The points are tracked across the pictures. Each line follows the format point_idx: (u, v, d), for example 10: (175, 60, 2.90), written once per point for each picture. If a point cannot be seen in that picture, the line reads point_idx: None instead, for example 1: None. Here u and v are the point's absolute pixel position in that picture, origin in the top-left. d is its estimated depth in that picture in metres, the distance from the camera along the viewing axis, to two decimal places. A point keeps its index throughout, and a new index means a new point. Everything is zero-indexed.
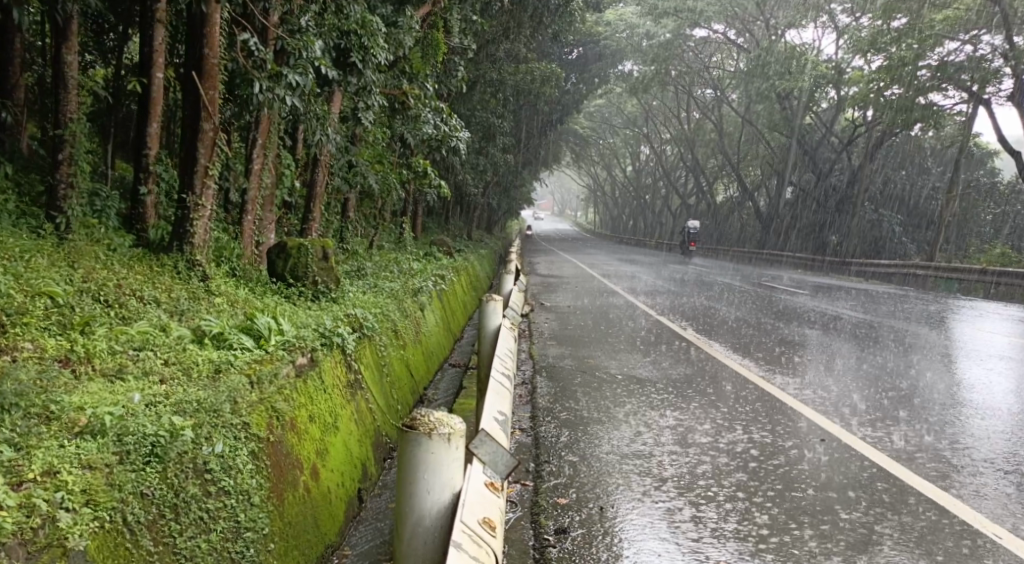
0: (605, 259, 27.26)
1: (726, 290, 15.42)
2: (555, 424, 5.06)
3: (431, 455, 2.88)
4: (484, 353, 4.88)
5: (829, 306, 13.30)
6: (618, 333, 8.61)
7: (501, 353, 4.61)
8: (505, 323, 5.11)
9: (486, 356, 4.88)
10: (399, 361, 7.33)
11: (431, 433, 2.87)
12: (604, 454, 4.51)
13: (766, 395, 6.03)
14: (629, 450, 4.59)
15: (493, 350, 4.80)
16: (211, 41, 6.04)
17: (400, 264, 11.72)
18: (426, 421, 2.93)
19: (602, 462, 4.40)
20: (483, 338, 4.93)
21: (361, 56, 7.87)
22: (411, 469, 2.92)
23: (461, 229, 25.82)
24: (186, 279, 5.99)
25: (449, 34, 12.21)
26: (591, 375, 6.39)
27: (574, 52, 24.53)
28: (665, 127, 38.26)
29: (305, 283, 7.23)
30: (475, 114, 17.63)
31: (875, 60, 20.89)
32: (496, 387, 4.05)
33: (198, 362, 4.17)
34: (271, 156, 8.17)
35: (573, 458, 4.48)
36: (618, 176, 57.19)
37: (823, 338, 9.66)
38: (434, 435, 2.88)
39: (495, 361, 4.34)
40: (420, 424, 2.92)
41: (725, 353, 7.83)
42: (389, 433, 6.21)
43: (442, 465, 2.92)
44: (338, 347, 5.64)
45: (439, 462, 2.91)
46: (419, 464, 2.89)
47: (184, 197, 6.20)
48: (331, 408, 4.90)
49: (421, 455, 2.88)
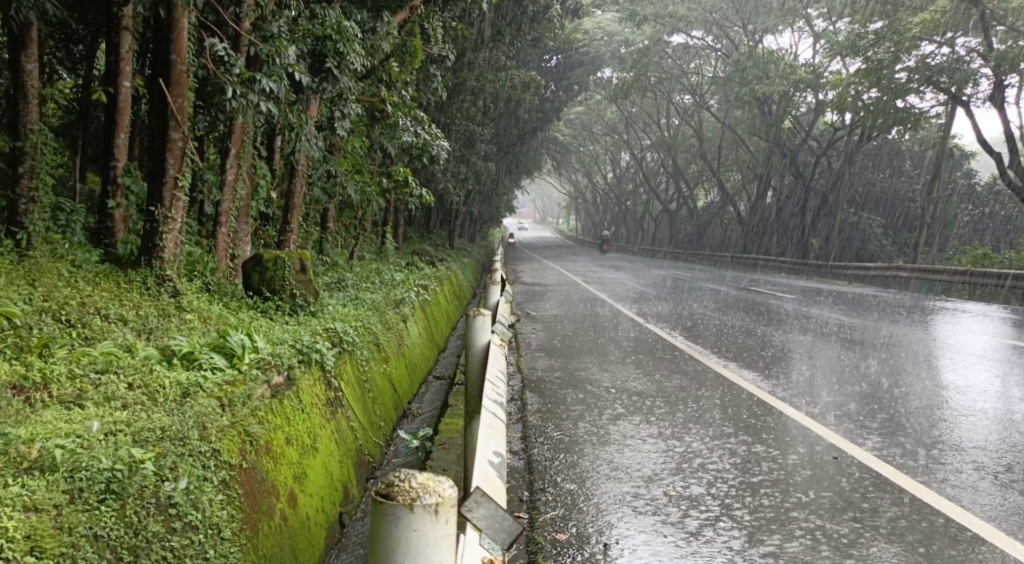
0: (588, 266, 27.14)
1: (711, 295, 15.30)
2: (547, 444, 4.82)
3: (413, 535, 2.05)
4: (474, 372, 4.61)
5: (816, 309, 13.19)
6: (607, 344, 8.39)
7: (493, 373, 4.34)
8: (494, 343, 4.84)
9: (475, 377, 4.60)
10: (382, 376, 7.07)
11: (413, 505, 2.05)
12: (599, 476, 4.28)
13: (762, 407, 5.83)
14: (625, 470, 4.37)
15: (484, 371, 4.53)
16: (179, 46, 5.78)
17: (381, 275, 11.46)
18: (405, 487, 2.10)
19: (598, 485, 4.15)
20: (472, 357, 4.65)
21: (337, 63, 7.60)
22: (385, 555, 2.07)
23: (443, 238, 25.56)
24: (156, 295, 5.72)
25: (428, 41, 12.01)
26: (582, 389, 6.16)
27: (554, 59, 24.44)
28: (645, 133, 38.30)
29: (282, 297, 6.97)
30: (455, 122, 17.42)
31: (853, 63, 20.96)
32: (489, 416, 3.70)
33: (164, 385, 3.90)
34: (246, 167, 7.91)
35: (572, 485, 4.15)
36: (599, 182, 57.21)
37: (813, 342, 9.51)
38: (417, 508, 2.05)
39: (487, 388, 4.00)
40: (397, 491, 2.09)
41: (717, 361, 7.64)
42: (372, 452, 5.95)
43: (428, 546, 2.07)
44: (317, 363, 5.38)
45: (424, 546, 2.06)
46: (398, 547, 2.05)
47: (152, 210, 5.93)
48: (309, 429, 4.65)
49: (400, 535, 2.06)
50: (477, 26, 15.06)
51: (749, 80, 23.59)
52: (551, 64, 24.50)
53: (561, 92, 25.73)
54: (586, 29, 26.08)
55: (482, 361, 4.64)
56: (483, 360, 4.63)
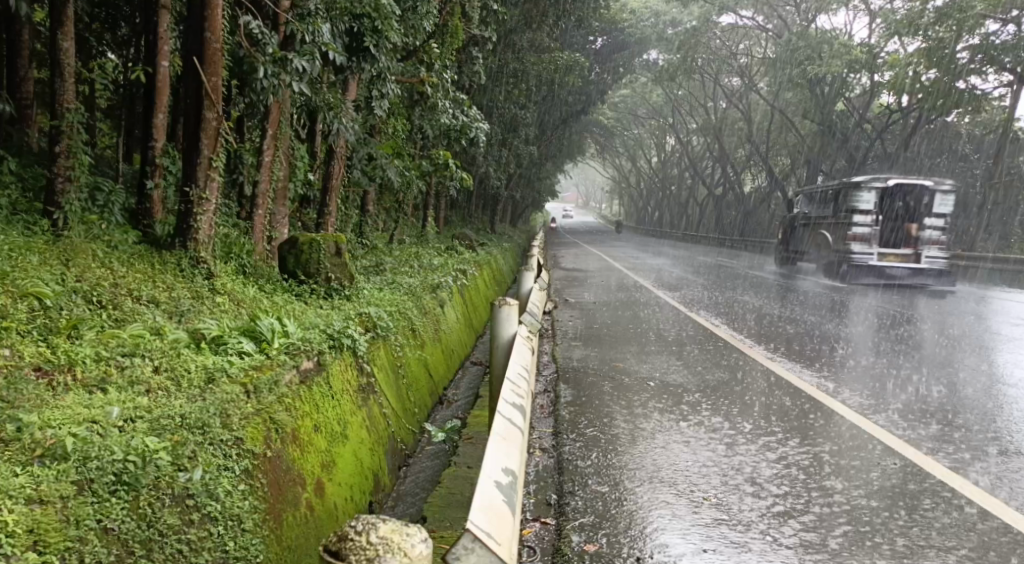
0: (630, 252, 26.76)
1: (757, 283, 14.88)
2: (581, 440, 4.64)
3: None
4: (498, 366, 4.50)
5: (866, 299, 12.71)
6: (647, 333, 8.16)
7: (516, 369, 4.09)
8: (516, 334, 4.57)
9: (500, 370, 4.50)
10: (417, 363, 6.96)
11: None
12: (634, 478, 4.08)
13: (813, 404, 5.55)
14: (662, 472, 4.17)
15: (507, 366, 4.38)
16: (213, 24, 5.70)
17: (420, 258, 11.37)
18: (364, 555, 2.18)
19: (632, 489, 3.96)
20: (498, 348, 4.52)
21: (374, 41, 7.47)
22: None
23: (484, 222, 25.40)
24: (190, 277, 5.67)
25: (470, 22, 11.83)
26: (619, 382, 5.95)
27: (598, 41, 24.08)
28: (692, 116, 37.55)
29: (317, 280, 6.89)
30: (498, 106, 17.25)
31: (911, 43, 20.13)
32: (504, 421, 3.32)
33: (190, 370, 3.82)
34: (283, 149, 7.85)
35: (603, 489, 3.95)
36: (643, 167, 56.46)
37: (864, 333, 9.13)
38: None
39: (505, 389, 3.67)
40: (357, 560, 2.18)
41: (764, 353, 7.35)
42: (405, 439, 5.85)
43: None
44: (349, 349, 5.28)
45: None
46: None
47: (187, 190, 5.87)
48: (339, 416, 4.54)
49: None
50: (521, 8, 14.82)
51: (801, 61, 22.90)
52: (595, 46, 24.15)
53: (605, 75, 25.34)
54: (632, 10, 25.58)
55: (507, 354, 4.49)
56: (508, 353, 4.48)
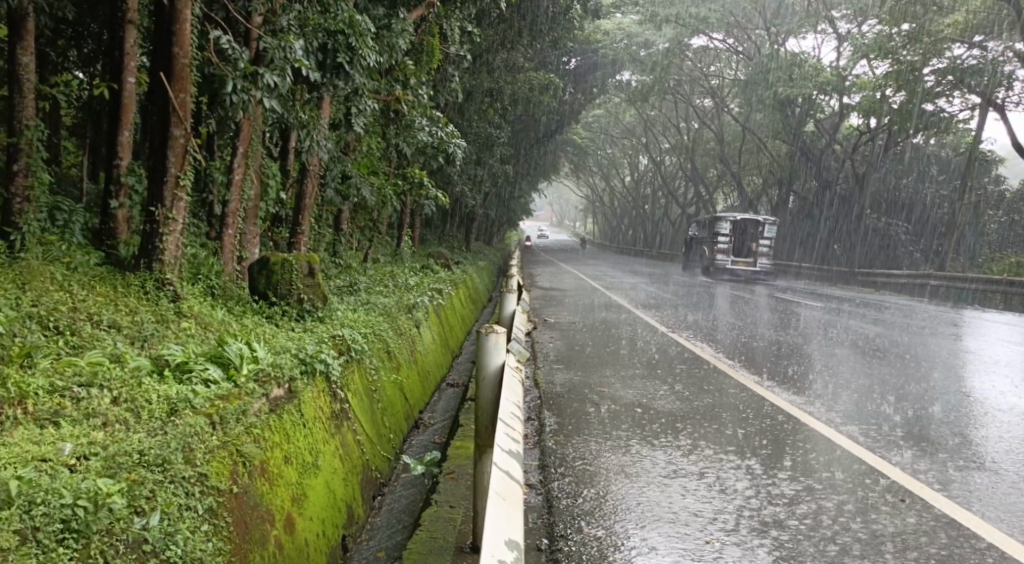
0: (606, 271, 26.73)
1: (734, 302, 14.88)
2: (569, 476, 4.44)
3: None
4: (486, 399, 4.02)
5: (842, 318, 12.71)
6: (629, 355, 8.01)
7: (507, 412, 3.78)
8: (499, 365, 4.14)
9: (486, 405, 4.04)
10: (392, 386, 6.74)
11: None
12: (629, 517, 3.89)
13: (803, 430, 5.42)
14: (658, 509, 3.98)
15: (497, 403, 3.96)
16: (180, 38, 5.49)
17: (396, 278, 11.18)
18: None
19: (630, 531, 3.75)
20: (485, 381, 4.10)
21: (349, 57, 7.31)
22: None
23: (460, 240, 25.23)
24: (154, 300, 5.44)
25: (446, 41, 11.72)
26: (604, 408, 5.78)
27: (573, 61, 24.18)
28: (665, 136, 37.84)
29: (289, 302, 6.67)
30: (473, 125, 17.15)
31: (881, 65, 20.41)
32: (501, 475, 3.02)
33: (151, 400, 3.59)
34: (254, 167, 7.65)
35: (599, 531, 3.74)
36: (617, 186, 56.74)
37: (843, 352, 9.08)
38: None
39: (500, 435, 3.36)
40: None
41: (749, 375, 7.23)
42: (379, 467, 5.63)
43: None
44: (321, 374, 5.06)
45: None
46: None
47: (152, 210, 5.64)
48: (311, 446, 4.34)
49: None
50: (496, 28, 14.76)
51: (772, 82, 23.15)
52: (570, 67, 24.21)
53: (579, 95, 25.44)
54: (606, 32, 25.71)
55: (495, 389, 4.07)
56: (496, 388, 4.07)
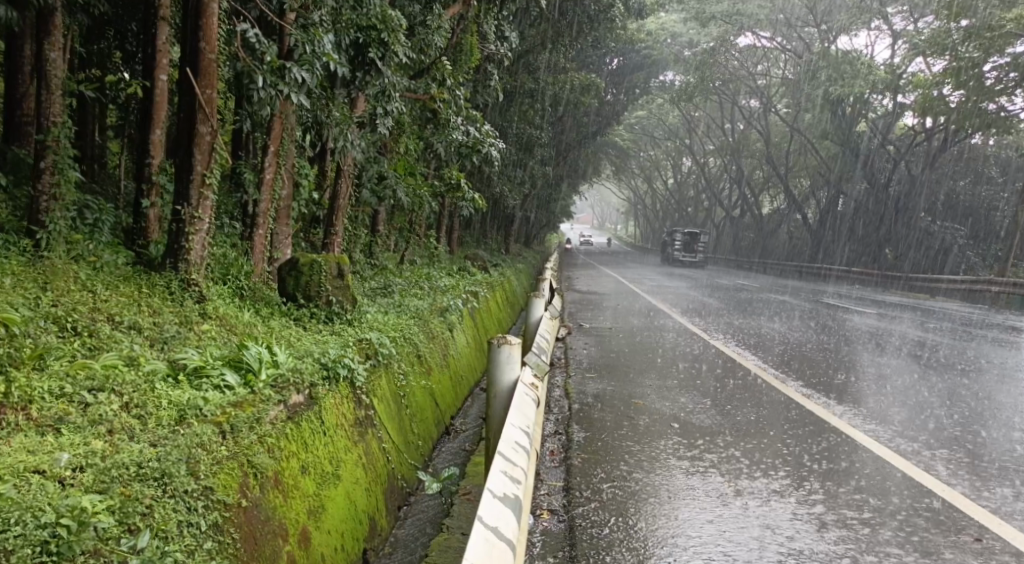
0: (647, 274, 26.21)
1: (780, 308, 14.38)
2: (597, 500, 4.16)
3: None
4: (496, 416, 4.08)
5: (894, 326, 12.16)
6: (667, 364, 7.68)
7: (510, 443, 3.46)
8: (518, 378, 4.11)
9: (497, 419, 4.09)
10: (422, 391, 6.55)
11: None
12: (660, 552, 3.61)
13: (855, 451, 5.03)
14: (690, 541, 3.70)
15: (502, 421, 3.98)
16: (208, 33, 5.40)
17: (431, 280, 11.05)
18: None
19: None
20: (496, 397, 4.09)
21: (380, 53, 7.19)
22: None
23: (499, 243, 25.04)
24: (179, 301, 5.33)
25: (484, 39, 11.51)
26: (639, 423, 5.48)
27: (615, 62, 23.84)
28: (709, 138, 37.13)
29: (318, 304, 6.53)
30: (512, 126, 16.96)
31: (937, 62, 19.59)
32: (484, 535, 2.72)
33: (161, 407, 3.45)
34: (286, 166, 7.54)
35: None
36: (660, 189, 56.00)
37: (894, 362, 8.65)
38: None
39: (492, 481, 3.05)
40: None
41: (796, 387, 6.85)
42: (406, 476, 5.44)
43: None
44: (345, 380, 4.89)
45: None
46: None
47: (178, 209, 5.52)
48: (332, 455, 4.15)
49: None
50: (536, 27, 14.52)
51: (822, 81, 22.41)
52: (612, 68, 23.85)
53: (621, 96, 25.10)
54: (649, 32, 25.26)
55: (506, 403, 4.07)
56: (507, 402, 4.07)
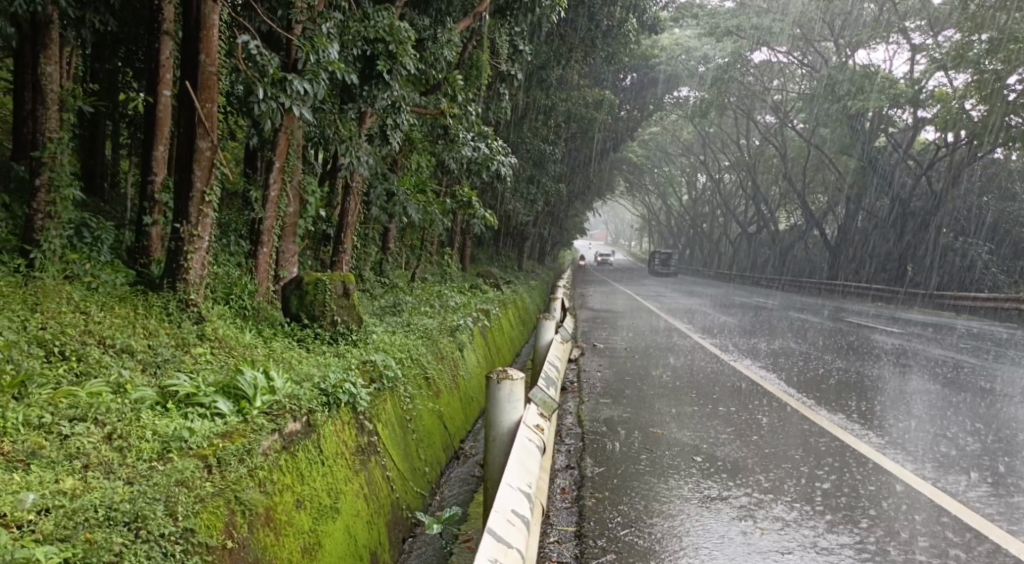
0: (663, 291, 25.89)
1: (800, 327, 14.04)
2: (612, 549, 3.87)
3: None
4: (493, 463, 3.80)
5: (920, 346, 11.78)
6: (684, 389, 7.38)
7: (505, 513, 3.07)
8: (517, 422, 3.81)
9: (495, 467, 3.81)
10: (429, 415, 6.29)
11: None
12: None
13: (891, 487, 4.70)
14: None
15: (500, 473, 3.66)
16: (208, 46, 5.25)
17: (442, 297, 10.85)
18: None
19: None
20: (495, 440, 3.82)
21: (388, 67, 7.05)
22: None
23: (512, 260, 24.83)
24: (177, 323, 5.13)
25: (497, 56, 11.36)
26: (659, 456, 5.17)
27: (629, 79, 23.69)
28: (724, 153, 36.82)
29: (322, 324, 6.32)
30: (525, 143, 16.78)
31: (959, 75, 19.22)
32: None
33: (145, 439, 3.23)
34: (292, 182, 7.38)
35: None
36: (674, 205, 55.69)
37: (923, 385, 8.31)
38: None
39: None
40: None
41: (823, 414, 6.53)
42: (411, 504, 5.19)
43: None
44: (346, 405, 4.64)
45: None
46: None
47: (178, 226, 5.34)
48: (330, 486, 3.91)
49: None
50: (550, 44, 14.38)
51: (840, 95, 22.10)
52: (626, 84, 23.68)
53: (635, 112, 24.98)
54: (664, 48, 25.05)
55: (505, 449, 3.79)
56: (505, 448, 3.79)
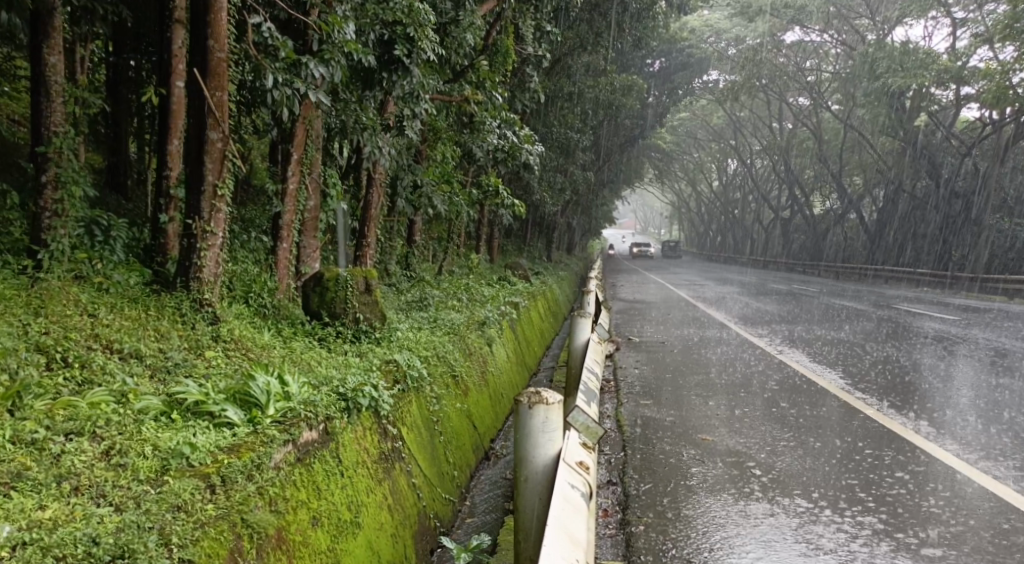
0: (696, 279, 25.33)
1: (843, 315, 13.49)
2: None
3: None
4: (528, 510, 3.37)
5: (973, 332, 11.18)
6: (728, 387, 6.97)
7: None
8: (553, 463, 3.38)
9: (531, 514, 3.38)
10: (458, 415, 5.98)
11: None
12: None
13: (970, 500, 4.29)
14: None
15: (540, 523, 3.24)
16: (217, 31, 4.97)
17: (470, 291, 10.53)
18: None
19: None
20: (530, 484, 3.39)
21: (408, 50, 6.75)
22: None
23: (542, 250, 24.43)
24: (190, 325, 4.88)
25: (522, 41, 10.97)
26: (709, 468, 4.78)
27: (656, 63, 23.18)
28: (756, 138, 36.01)
29: (344, 322, 6.04)
30: (553, 130, 16.37)
31: (1006, 49, 18.34)
32: None
33: (144, 456, 2.97)
34: (312, 175, 7.10)
35: None
36: (705, 191, 54.84)
37: (983, 374, 7.81)
38: None
39: None
40: None
41: (885, 412, 6.08)
42: (439, 514, 4.88)
43: None
44: (367, 410, 4.33)
45: None
46: None
47: (189, 222, 5.07)
48: (350, 500, 3.61)
49: None
50: (576, 28, 13.96)
51: (879, 73, 21.27)
52: (653, 69, 23.21)
53: (664, 98, 24.42)
54: (692, 30, 24.41)
55: (542, 493, 3.37)
56: (544, 493, 3.37)
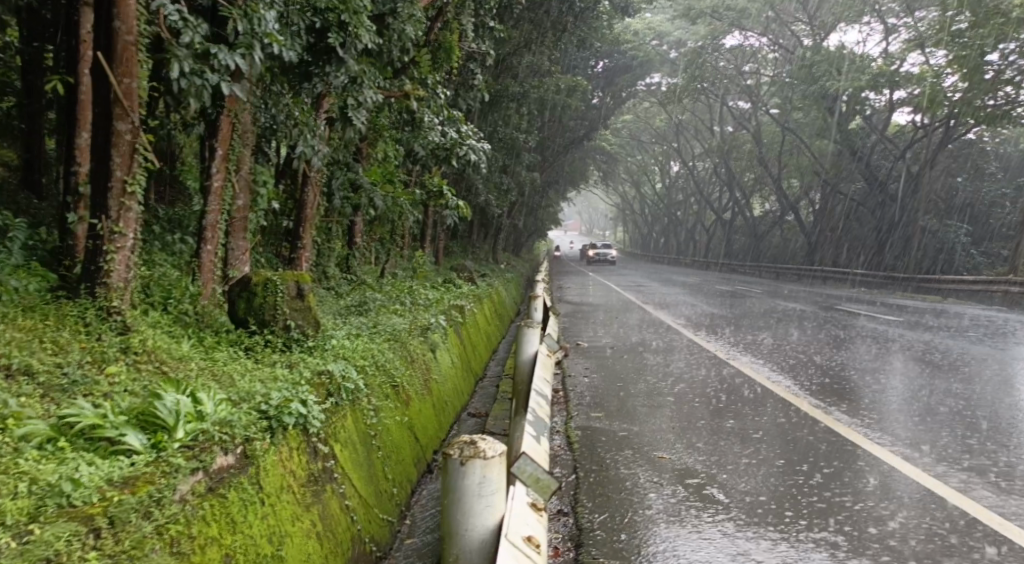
0: (640, 282, 25.32)
1: (788, 317, 13.51)
2: None
3: None
4: None
5: (915, 332, 11.27)
6: (681, 396, 6.77)
7: None
8: (494, 541, 2.90)
9: None
10: (398, 427, 5.60)
11: None
12: None
13: (932, 513, 4.15)
14: None
15: None
16: (123, 10, 4.48)
17: (413, 294, 10.14)
18: None
19: None
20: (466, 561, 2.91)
21: (342, 39, 6.34)
22: None
23: (487, 252, 24.07)
24: (96, 336, 4.41)
25: (465, 38, 10.60)
26: (668, 493, 4.50)
27: (599, 64, 23.08)
28: (698, 140, 36.36)
29: (274, 329, 5.59)
30: (497, 131, 16.04)
31: (939, 53, 18.76)
32: None
33: (13, 496, 2.55)
34: (241, 173, 6.63)
35: None
36: (649, 194, 55.33)
37: (929, 373, 7.80)
38: None
39: None
40: None
41: (840, 419, 5.95)
42: (376, 538, 4.50)
43: None
44: (294, 428, 3.91)
45: None
46: None
47: (96, 222, 4.58)
48: (272, 532, 3.21)
49: None
50: (520, 26, 13.65)
51: (818, 76, 21.60)
52: (596, 70, 23.12)
53: (608, 99, 24.36)
54: (634, 32, 24.40)
55: None
56: None
